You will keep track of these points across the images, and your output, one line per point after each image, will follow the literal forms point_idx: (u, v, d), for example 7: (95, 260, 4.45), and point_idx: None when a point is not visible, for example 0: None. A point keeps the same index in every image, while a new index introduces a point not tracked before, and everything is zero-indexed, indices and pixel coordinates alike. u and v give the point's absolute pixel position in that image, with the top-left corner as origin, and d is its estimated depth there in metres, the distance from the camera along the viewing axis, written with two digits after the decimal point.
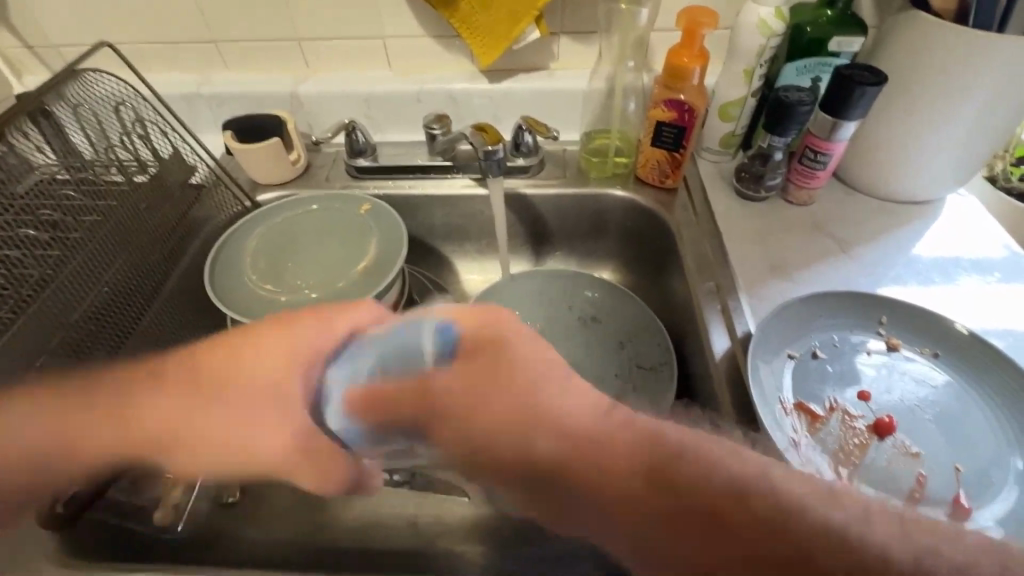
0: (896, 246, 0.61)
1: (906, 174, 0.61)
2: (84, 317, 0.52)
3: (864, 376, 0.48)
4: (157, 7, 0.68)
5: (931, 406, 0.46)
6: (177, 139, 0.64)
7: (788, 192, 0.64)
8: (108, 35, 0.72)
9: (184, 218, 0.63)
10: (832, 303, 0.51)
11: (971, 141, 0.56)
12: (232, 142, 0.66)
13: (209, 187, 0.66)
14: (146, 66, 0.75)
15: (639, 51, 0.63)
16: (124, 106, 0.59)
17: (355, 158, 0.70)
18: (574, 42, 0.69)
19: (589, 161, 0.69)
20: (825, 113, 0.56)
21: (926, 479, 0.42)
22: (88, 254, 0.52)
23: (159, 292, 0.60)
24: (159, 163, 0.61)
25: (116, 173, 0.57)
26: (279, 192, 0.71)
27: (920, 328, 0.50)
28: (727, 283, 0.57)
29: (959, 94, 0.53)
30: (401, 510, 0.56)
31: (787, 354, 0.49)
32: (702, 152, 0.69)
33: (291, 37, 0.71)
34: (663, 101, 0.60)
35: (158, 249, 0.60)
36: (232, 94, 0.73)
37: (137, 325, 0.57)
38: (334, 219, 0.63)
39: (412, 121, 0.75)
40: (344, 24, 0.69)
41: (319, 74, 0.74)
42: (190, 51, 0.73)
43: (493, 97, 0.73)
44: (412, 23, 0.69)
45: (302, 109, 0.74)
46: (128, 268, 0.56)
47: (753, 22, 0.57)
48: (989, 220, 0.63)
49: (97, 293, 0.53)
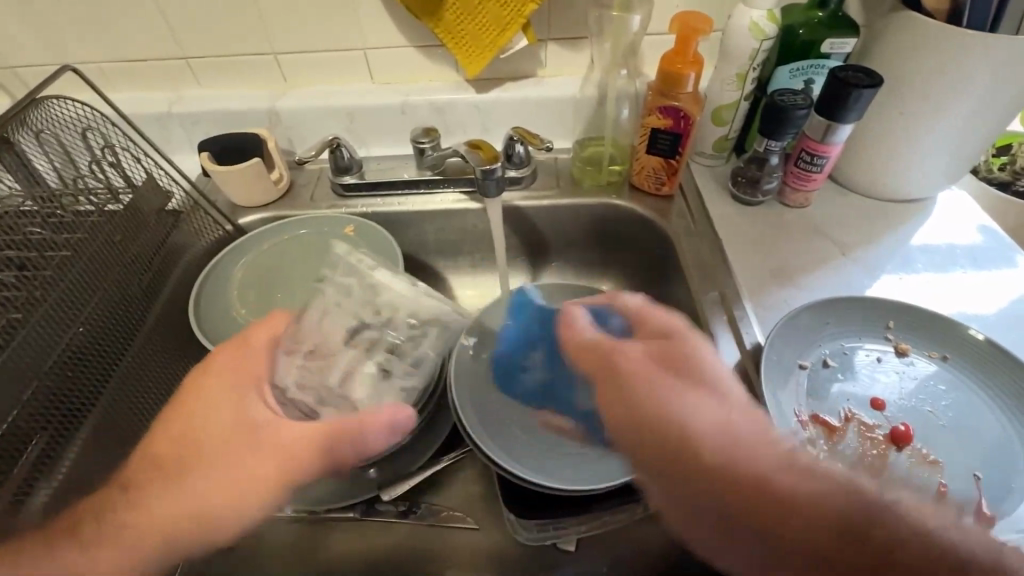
0: (893, 244, 0.61)
1: (899, 174, 0.62)
2: (58, 363, 0.48)
3: (878, 384, 0.48)
4: (121, 23, 0.65)
5: (945, 411, 0.46)
6: (151, 164, 0.61)
7: (784, 194, 0.64)
8: (68, 53, 0.67)
9: (162, 247, 0.60)
10: (839, 310, 0.51)
11: (963, 141, 0.57)
12: (209, 163, 0.63)
13: (186, 212, 0.63)
14: (111, 86, 0.71)
15: (630, 58, 0.61)
16: (91, 132, 0.56)
17: (340, 175, 0.68)
18: (561, 49, 0.68)
19: (581, 170, 0.67)
20: (820, 116, 0.56)
21: (948, 488, 0.41)
22: (62, 292, 0.49)
23: (138, 329, 0.56)
24: (132, 190, 0.57)
25: (85, 202, 0.54)
26: (262, 214, 0.68)
27: (927, 331, 0.50)
28: (731, 291, 0.56)
29: (949, 96, 0.53)
30: (407, 543, 0.53)
31: (799, 364, 0.48)
32: (695, 156, 0.68)
33: (266, 51, 0.68)
34: (658, 108, 0.59)
35: (136, 282, 0.56)
36: (207, 113, 0.70)
37: (116, 368, 0.53)
38: (323, 242, 0.61)
39: (397, 134, 0.73)
40: (323, 36, 0.66)
41: (297, 89, 0.71)
42: (160, 70, 0.69)
43: (481, 108, 0.71)
44: (394, 33, 0.66)
45: (281, 126, 0.71)
46: (106, 304, 0.53)
47: (745, 26, 0.56)
48: (979, 212, 0.63)
49: (73, 334, 0.50)
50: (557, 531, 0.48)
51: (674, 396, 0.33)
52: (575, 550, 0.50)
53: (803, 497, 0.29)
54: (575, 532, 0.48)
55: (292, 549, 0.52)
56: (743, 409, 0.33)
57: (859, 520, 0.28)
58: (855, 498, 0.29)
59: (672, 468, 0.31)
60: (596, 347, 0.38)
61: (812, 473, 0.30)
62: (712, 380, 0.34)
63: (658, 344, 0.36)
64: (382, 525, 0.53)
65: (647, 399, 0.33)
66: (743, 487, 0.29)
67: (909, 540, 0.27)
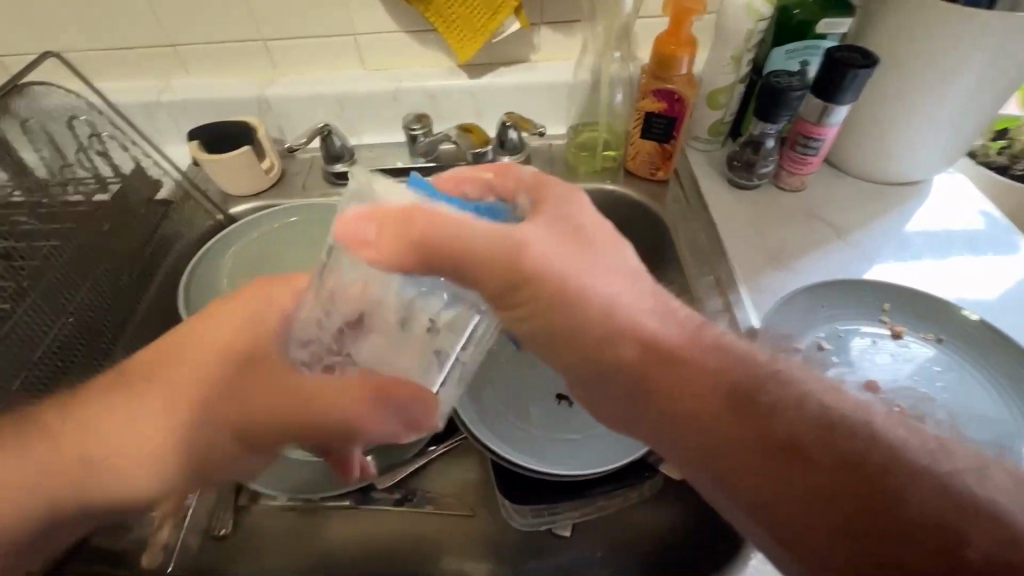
0: (890, 227, 0.60)
1: (896, 157, 0.61)
2: (48, 353, 0.48)
3: (873, 366, 0.48)
4: (107, 10, 0.64)
5: (940, 392, 0.46)
6: (140, 152, 0.60)
7: (780, 178, 0.63)
8: (53, 41, 0.66)
9: (153, 236, 0.59)
10: (833, 292, 0.51)
11: (960, 122, 0.56)
12: (199, 152, 0.62)
13: (177, 202, 0.62)
14: (97, 74, 0.70)
15: (624, 41, 0.60)
16: (78, 120, 0.55)
17: (333, 163, 0.67)
18: (554, 33, 0.67)
19: (576, 155, 0.67)
20: (816, 97, 0.56)
21: None
22: (52, 282, 0.49)
23: (129, 321, 0.56)
24: (120, 179, 0.56)
25: (73, 192, 0.53)
26: (253, 203, 0.67)
27: (921, 313, 0.50)
28: (726, 276, 0.56)
29: (945, 76, 0.53)
30: (402, 531, 0.51)
31: (794, 347, 0.48)
32: (691, 141, 0.67)
33: (255, 37, 0.67)
34: (652, 92, 0.58)
35: (127, 272, 0.56)
36: (196, 102, 0.69)
37: (106, 359, 0.53)
38: (316, 231, 0.61)
39: (389, 122, 0.72)
40: (313, 21, 0.65)
41: (287, 76, 0.70)
42: (146, 57, 0.68)
43: (473, 93, 0.70)
44: (384, 18, 0.65)
45: (272, 114, 0.71)
46: (95, 294, 0.53)
47: (740, 7, 0.55)
48: (975, 194, 0.63)
49: (63, 323, 0.49)
50: (553, 515, 0.48)
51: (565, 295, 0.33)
52: (571, 536, 0.50)
53: (698, 386, 0.31)
54: (570, 515, 0.49)
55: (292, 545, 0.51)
56: (651, 295, 0.35)
57: (796, 442, 0.28)
58: (824, 424, 0.28)
59: (587, 375, 0.34)
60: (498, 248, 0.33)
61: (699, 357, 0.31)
62: (608, 283, 0.34)
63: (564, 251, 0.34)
64: (374, 513, 0.52)
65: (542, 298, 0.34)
66: (646, 381, 0.32)
67: (798, 404, 0.29)
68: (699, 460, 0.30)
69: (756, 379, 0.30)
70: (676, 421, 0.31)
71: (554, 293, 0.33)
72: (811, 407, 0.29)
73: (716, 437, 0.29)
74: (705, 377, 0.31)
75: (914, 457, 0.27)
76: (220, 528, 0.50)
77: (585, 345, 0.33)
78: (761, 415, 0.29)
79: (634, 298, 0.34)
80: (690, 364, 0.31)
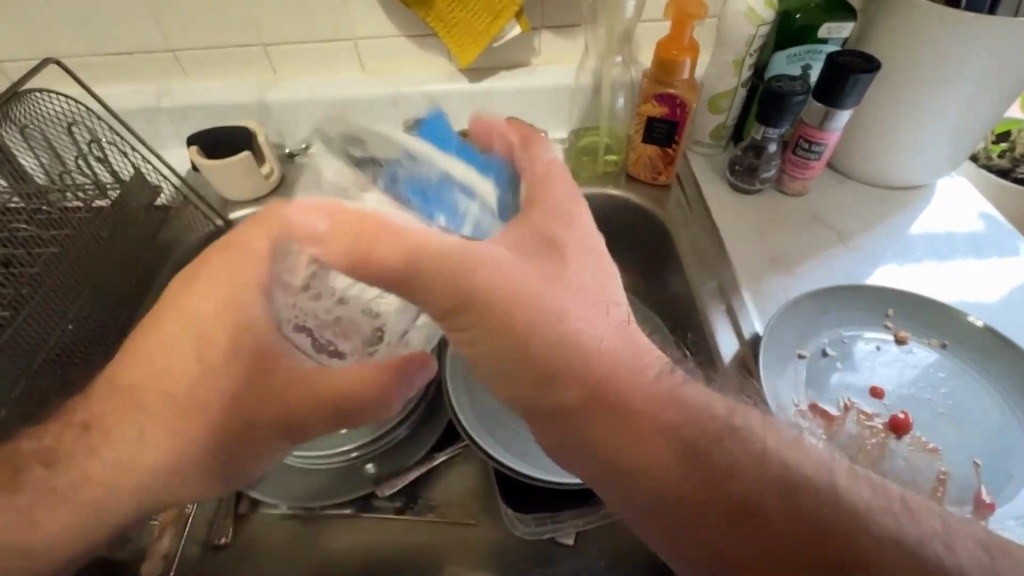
0: (892, 231, 0.60)
1: (899, 161, 0.61)
2: (47, 360, 0.48)
3: (876, 373, 0.47)
4: (107, 15, 0.64)
5: (945, 399, 0.45)
6: (138, 158, 0.60)
7: (782, 182, 0.63)
8: (52, 47, 0.66)
9: (153, 243, 0.58)
10: (838, 298, 0.50)
11: (963, 127, 0.56)
12: (199, 157, 0.62)
13: (176, 208, 0.61)
14: (96, 79, 0.70)
15: (626, 45, 0.60)
16: (77, 126, 0.55)
17: None
18: (555, 37, 0.67)
19: (577, 160, 0.66)
20: (817, 102, 0.56)
21: (947, 476, 0.42)
22: (50, 288, 0.48)
23: (128, 328, 0.55)
24: (120, 186, 0.56)
25: (73, 199, 0.53)
26: (252, 209, 0.67)
27: (925, 319, 0.49)
28: (730, 281, 0.55)
29: (946, 82, 0.53)
30: (403, 538, 0.51)
31: (798, 354, 0.48)
32: (692, 145, 0.67)
33: (255, 42, 0.67)
34: (653, 96, 0.58)
35: (127, 279, 0.56)
36: (196, 107, 0.69)
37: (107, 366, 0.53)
38: None
39: None
40: (313, 26, 0.65)
41: (286, 81, 0.70)
42: (145, 62, 0.68)
43: (474, 98, 0.70)
44: (384, 23, 0.65)
45: (272, 119, 0.70)
46: (93, 302, 0.52)
47: (741, 11, 0.55)
48: (977, 198, 0.63)
49: (61, 331, 0.49)
50: (556, 524, 0.48)
51: (542, 326, 0.32)
52: (573, 543, 0.50)
53: (657, 435, 0.29)
54: (573, 523, 0.48)
55: (294, 554, 0.50)
56: (597, 309, 0.34)
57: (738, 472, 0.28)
58: (768, 468, 0.28)
59: (540, 386, 0.32)
60: (454, 255, 0.33)
61: (701, 411, 0.30)
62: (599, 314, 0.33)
63: (544, 263, 0.35)
64: (376, 522, 0.52)
65: (537, 344, 0.32)
66: (610, 395, 0.31)
67: (748, 463, 0.28)
68: (655, 487, 0.29)
69: (695, 412, 0.30)
70: (586, 416, 0.31)
71: (492, 287, 0.33)
72: (765, 466, 0.28)
73: (682, 468, 0.29)
74: (649, 399, 0.30)
75: (820, 496, 0.27)
76: (220, 537, 0.50)
77: (534, 368, 0.32)
78: (700, 431, 0.29)
79: (570, 320, 0.33)
80: (621, 374, 0.31)
